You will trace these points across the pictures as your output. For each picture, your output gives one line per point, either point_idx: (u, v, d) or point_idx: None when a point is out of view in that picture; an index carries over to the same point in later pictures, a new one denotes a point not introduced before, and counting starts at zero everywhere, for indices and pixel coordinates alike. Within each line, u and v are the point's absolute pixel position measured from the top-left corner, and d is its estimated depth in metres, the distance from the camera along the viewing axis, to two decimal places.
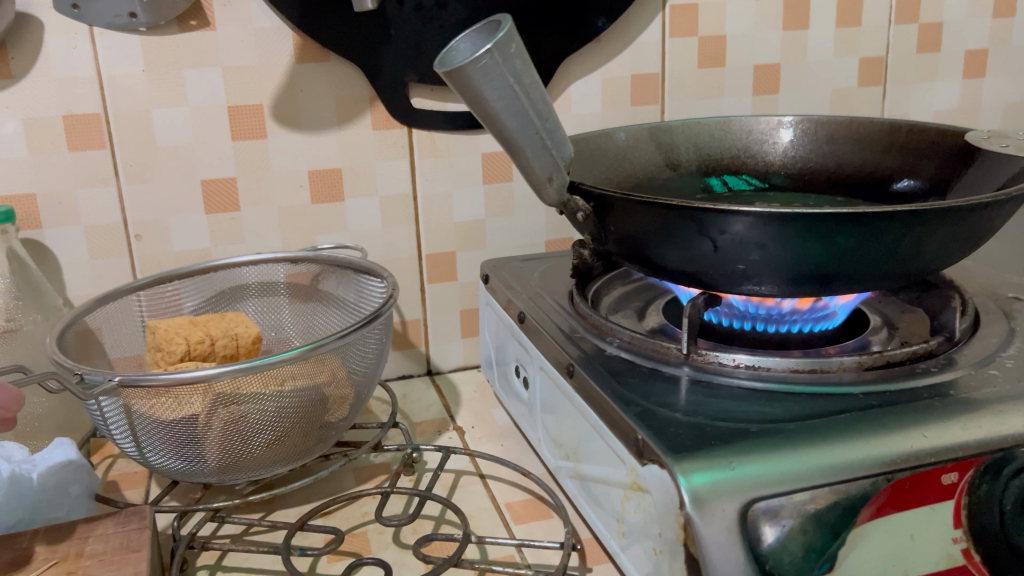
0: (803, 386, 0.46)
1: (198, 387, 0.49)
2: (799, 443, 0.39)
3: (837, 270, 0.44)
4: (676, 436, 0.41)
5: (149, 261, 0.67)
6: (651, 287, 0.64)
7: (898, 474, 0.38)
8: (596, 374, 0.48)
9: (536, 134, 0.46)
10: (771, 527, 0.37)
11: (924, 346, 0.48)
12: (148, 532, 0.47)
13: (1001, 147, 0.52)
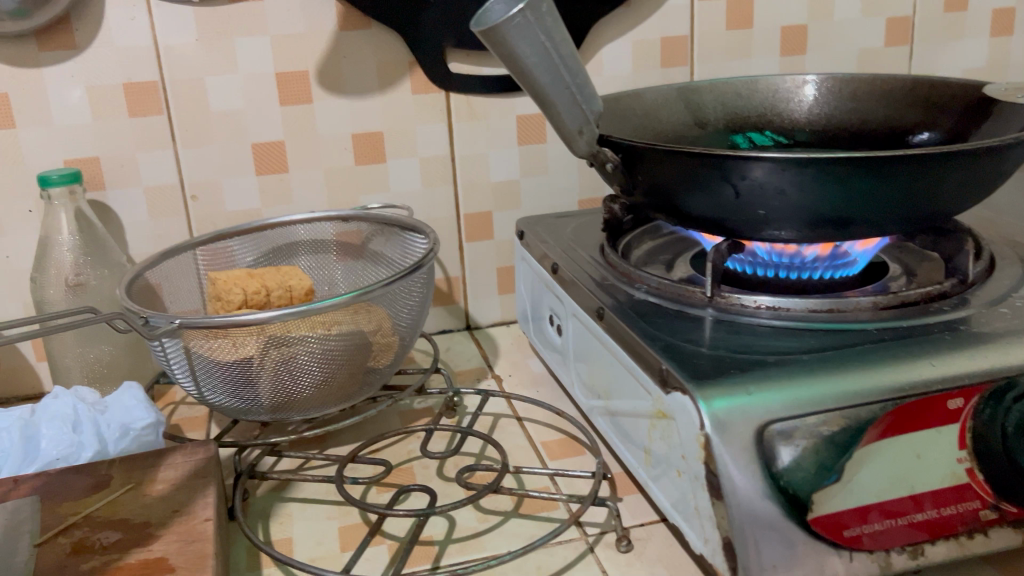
0: (822, 324, 0.49)
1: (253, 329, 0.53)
2: (813, 373, 0.42)
3: (852, 213, 0.47)
4: (698, 367, 0.44)
5: (205, 221, 0.72)
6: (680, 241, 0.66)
7: (906, 399, 0.41)
8: (624, 316, 0.51)
9: (566, 89, 0.49)
10: (785, 447, 0.40)
11: (937, 288, 0.51)
12: (213, 461, 0.51)
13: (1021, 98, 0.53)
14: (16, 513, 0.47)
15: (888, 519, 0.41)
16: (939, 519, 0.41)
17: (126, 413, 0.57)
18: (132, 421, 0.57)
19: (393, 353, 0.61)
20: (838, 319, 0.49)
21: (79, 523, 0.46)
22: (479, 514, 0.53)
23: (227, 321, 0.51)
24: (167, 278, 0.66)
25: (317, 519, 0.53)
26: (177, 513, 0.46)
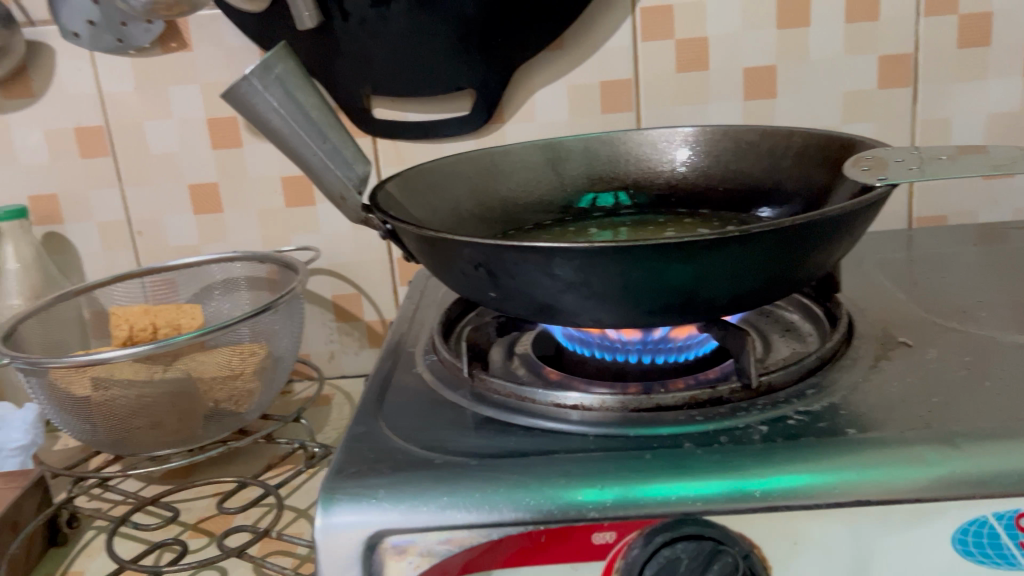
0: (630, 430, 0.42)
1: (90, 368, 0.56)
2: (462, 481, 0.38)
3: (575, 306, 0.42)
4: (360, 459, 0.41)
5: (151, 253, 0.77)
6: None
7: (538, 525, 0.37)
8: (366, 396, 0.49)
9: (315, 154, 0.48)
10: (396, 562, 0.37)
11: (707, 392, 0.44)
12: (19, 492, 0.55)
13: (863, 168, 0.47)
14: None
15: None
16: None
17: (6, 432, 0.63)
18: (6, 441, 0.63)
19: (249, 396, 0.63)
20: (648, 422, 0.43)
21: None
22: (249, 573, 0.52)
23: (72, 361, 0.55)
24: (111, 296, 0.74)
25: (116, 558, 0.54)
26: None
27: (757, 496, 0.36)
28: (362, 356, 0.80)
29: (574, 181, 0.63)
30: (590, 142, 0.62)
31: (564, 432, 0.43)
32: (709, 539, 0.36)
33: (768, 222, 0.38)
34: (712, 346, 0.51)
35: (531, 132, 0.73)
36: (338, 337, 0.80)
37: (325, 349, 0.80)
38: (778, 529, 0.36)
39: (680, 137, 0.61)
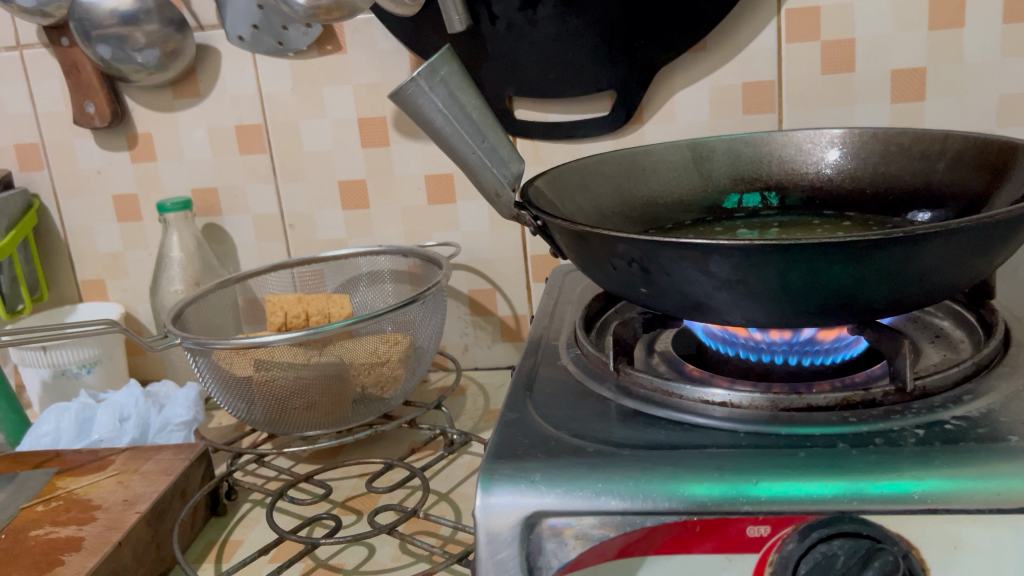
0: (777, 427, 0.42)
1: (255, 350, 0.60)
2: (616, 469, 0.39)
3: (728, 304, 0.42)
4: (514, 444, 0.43)
5: (302, 245, 0.81)
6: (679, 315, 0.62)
7: (692, 515, 0.37)
8: (513, 385, 0.51)
9: (474, 153, 0.50)
10: (551, 544, 0.38)
11: (861, 393, 0.44)
12: (187, 462, 0.60)
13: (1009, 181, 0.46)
14: (29, 480, 0.59)
15: None
16: None
17: (172, 408, 0.68)
18: (173, 416, 0.67)
19: (395, 382, 0.66)
20: (796, 420, 0.43)
21: (58, 496, 0.56)
22: (396, 550, 0.55)
23: (234, 343, 0.59)
24: (264, 285, 0.79)
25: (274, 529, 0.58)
26: (123, 502, 0.55)
27: (916, 498, 0.36)
28: (494, 349, 0.83)
29: (718, 182, 0.63)
30: (734, 144, 0.63)
31: (710, 427, 0.44)
32: (866, 538, 0.36)
33: (932, 224, 0.38)
34: (861, 348, 0.51)
35: (669, 133, 0.74)
36: (472, 331, 0.82)
37: (459, 341, 0.83)
38: (938, 534, 0.36)
39: (830, 138, 0.61)
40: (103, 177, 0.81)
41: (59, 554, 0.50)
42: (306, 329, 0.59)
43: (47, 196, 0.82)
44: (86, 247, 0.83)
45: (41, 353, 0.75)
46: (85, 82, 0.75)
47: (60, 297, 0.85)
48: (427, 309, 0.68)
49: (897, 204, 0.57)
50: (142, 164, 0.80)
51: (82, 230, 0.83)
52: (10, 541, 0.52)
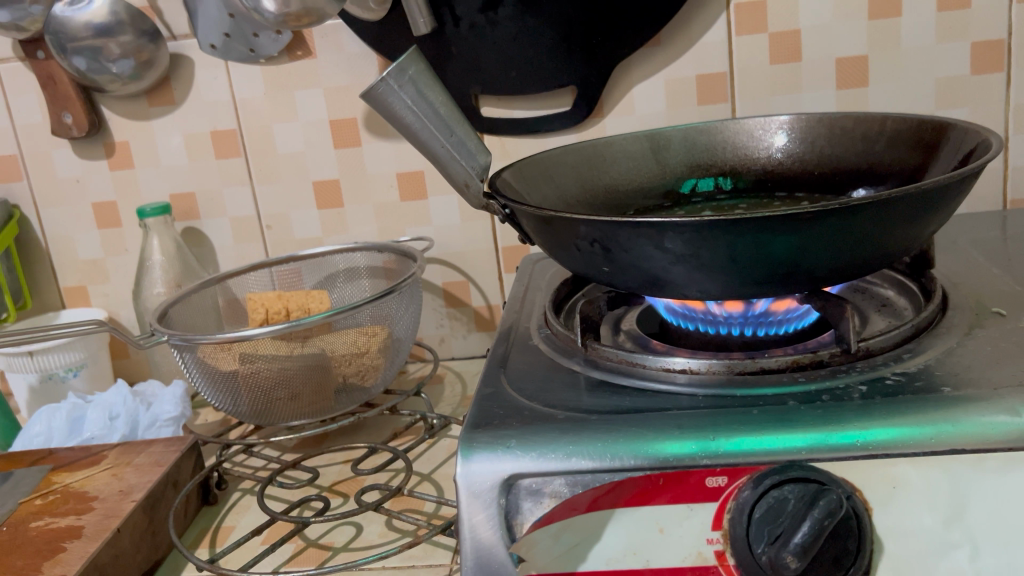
0: (734, 389, 0.46)
1: (239, 344, 0.62)
2: (585, 432, 0.43)
3: (684, 277, 0.46)
4: (490, 415, 0.46)
5: (279, 245, 0.84)
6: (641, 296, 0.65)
7: (656, 470, 0.41)
8: (488, 364, 0.54)
9: (443, 147, 0.53)
10: (528, 503, 0.41)
11: (810, 355, 0.47)
12: (178, 453, 0.62)
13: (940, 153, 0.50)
14: (26, 477, 0.61)
15: None
16: None
17: (160, 405, 0.70)
18: (161, 412, 0.70)
19: (375, 370, 0.69)
20: (751, 383, 0.46)
21: (55, 490, 0.59)
22: (382, 528, 0.58)
23: (218, 338, 0.61)
24: (244, 285, 0.81)
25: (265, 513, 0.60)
26: (119, 493, 0.57)
27: (859, 446, 0.40)
28: (470, 339, 0.86)
29: (675, 168, 0.67)
30: (690, 132, 0.66)
31: (672, 391, 0.47)
32: (814, 482, 0.39)
33: (865, 196, 0.42)
34: (813, 317, 0.54)
35: (629, 125, 0.77)
36: (447, 323, 0.85)
37: (436, 333, 0.86)
38: (879, 476, 0.39)
39: (780, 123, 0.65)
40: (82, 185, 0.83)
41: (61, 542, 0.52)
42: (287, 322, 0.61)
43: (27, 206, 0.84)
44: (67, 255, 0.85)
45: (28, 359, 0.77)
46: (62, 93, 0.77)
47: (43, 305, 0.87)
48: (404, 300, 0.70)
49: (842, 182, 0.61)
50: (121, 172, 0.82)
51: (63, 238, 0.85)
52: (13, 532, 0.54)
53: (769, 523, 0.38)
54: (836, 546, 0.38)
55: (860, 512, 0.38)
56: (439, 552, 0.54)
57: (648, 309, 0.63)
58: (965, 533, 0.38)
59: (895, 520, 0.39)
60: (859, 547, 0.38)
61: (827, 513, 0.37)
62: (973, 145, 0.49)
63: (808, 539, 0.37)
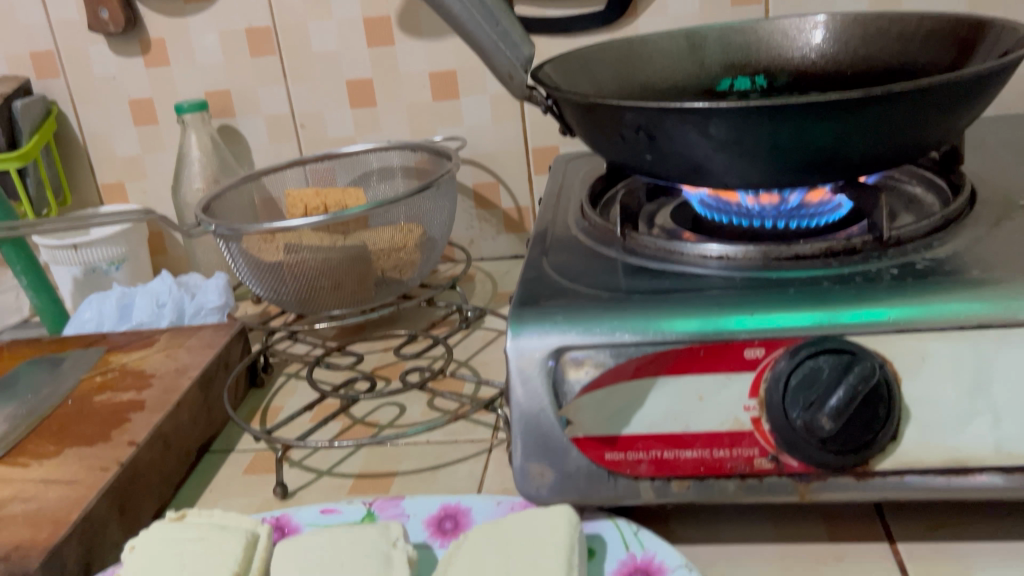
0: (769, 272, 0.48)
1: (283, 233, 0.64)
2: (628, 310, 0.45)
3: (725, 165, 0.48)
4: (536, 295, 0.49)
5: (313, 144, 0.85)
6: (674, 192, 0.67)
7: (698, 341, 0.43)
8: (529, 252, 0.56)
9: (489, 37, 0.54)
10: (575, 374, 0.44)
11: (842, 242, 0.49)
12: (227, 337, 0.65)
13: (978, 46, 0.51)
14: (84, 357, 0.64)
15: (655, 451, 0.43)
16: (711, 460, 0.42)
17: (204, 295, 0.73)
18: (206, 301, 0.73)
19: (412, 264, 0.72)
20: (786, 267, 0.48)
21: (113, 368, 0.62)
22: (424, 408, 0.61)
23: (264, 227, 0.63)
24: (280, 183, 0.83)
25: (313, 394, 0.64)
26: (174, 371, 0.60)
27: (890, 321, 0.42)
28: (499, 240, 0.88)
29: (711, 67, 0.68)
30: (726, 30, 0.67)
31: (708, 275, 0.49)
32: (847, 353, 0.41)
33: (906, 83, 0.43)
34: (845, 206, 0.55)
35: (662, 26, 0.77)
36: (478, 224, 0.87)
37: (466, 234, 0.88)
38: (907, 349, 0.41)
39: (819, 21, 0.66)
40: (118, 82, 0.84)
41: (125, 413, 0.55)
42: (330, 213, 0.63)
43: (65, 102, 0.85)
44: (105, 152, 0.87)
45: (72, 252, 0.80)
46: None
47: (83, 201, 0.90)
48: (439, 195, 0.72)
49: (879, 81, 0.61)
50: (157, 69, 0.83)
51: (100, 134, 0.86)
52: (79, 406, 0.57)
53: (804, 390, 0.40)
54: (868, 411, 0.40)
55: (890, 381, 0.40)
56: (479, 428, 0.59)
57: (683, 203, 0.65)
58: (987, 404, 0.40)
59: (921, 390, 0.41)
60: (889, 411, 0.40)
61: (861, 378, 0.40)
62: (1011, 40, 0.50)
63: (843, 402, 0.39)
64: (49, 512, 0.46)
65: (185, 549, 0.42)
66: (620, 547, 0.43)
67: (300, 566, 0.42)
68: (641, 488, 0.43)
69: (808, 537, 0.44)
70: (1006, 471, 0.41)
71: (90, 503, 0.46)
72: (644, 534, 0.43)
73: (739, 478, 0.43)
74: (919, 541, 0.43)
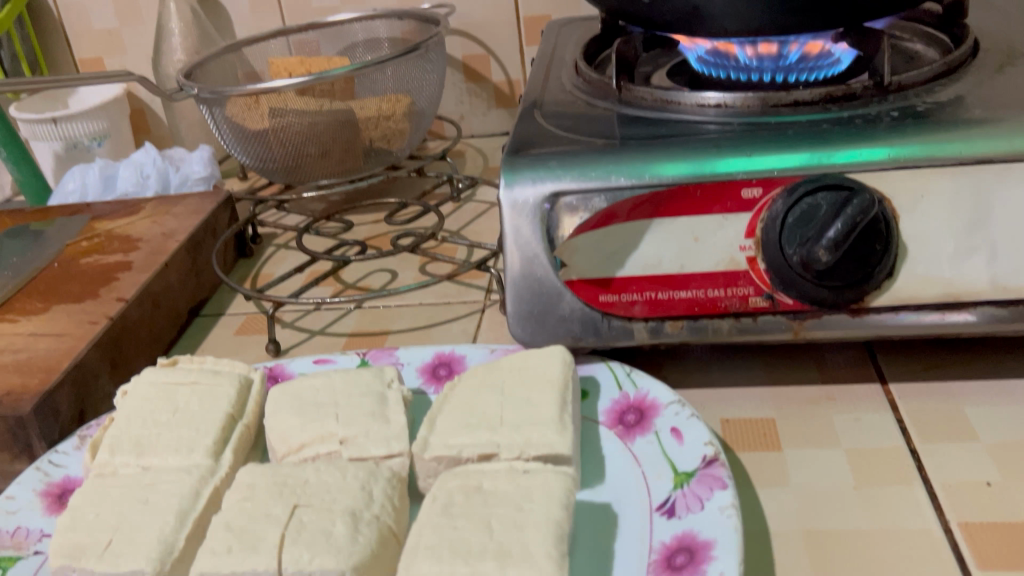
0: (767, 118, 0.47)
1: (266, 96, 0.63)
2: (624, 153, 0.43)
3: (724, 5, 0.46)
4: (530, 144, 0.47)
5: (296, 15, 0.83)
6: (670, 53, 0.65)
7: (694, 181, 0.41)
8: (521, 107, 0.55)
9: None
10: (570, 219, 0.43)
11: (842, 88, 0.48)
12: (214, 203, 0.64)
13: None
14: (69, 224, 0.63)
15: (649, 292, 0.43)
16: (705, 300, 0.42)
17: (189, 167, 0.72)
18: (191, 173, 0.71)
19: (401, 133, 0.70)
20: (785, 113, 0.47)
21: (99, 234, 0.61)
22: (415, 272, 0.61)
23: (247, 89, 0.61)
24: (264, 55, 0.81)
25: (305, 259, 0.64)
26: (162, 235, 0.59)
27: (888, 160, 0.40)
28: (489, 116, 0.86)
29: None
30: None
31: (704, 122, 0.48)
32: (847, 189, 0.40)
33: None
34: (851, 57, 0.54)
35: None
36: (467, 99, 0.86)
37: (455, 110, 0.86)
38: (906, 185, 0.40)
39: None
40: None
41: (113, 273, 0.55)
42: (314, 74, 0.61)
43: None
44: (81, 24, 0.84)
45: (52, 126, 0.78)
46: None
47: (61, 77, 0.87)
48: (428, 61, 0.70)
49: None
50: None
51: (75, 5, 0.83)
52: (66, 268, 0.56)
53: (802, 227, 0.39)
54: (865, 245, 0.39)
55: (889, 218, 0.40)
56: (473, 291, 0.58)
57: (681, 64, 0.63)
58: (986, 238, 0.40)
59: (918, 226, 0.40)
60: (886, 248, 0.40)
61: (860, 211, 0.38)
62: None
63: (841, 234, 0.38)
64: (39, 361, 0.46)
65: (178, 393, 0.42)
66: (613, 387, 0.43)
67: (295, 403, 0.41)
68: (634, 329, 0.44)
69: (800, 380, 0.45)
70: (1000, 305, 0.41)
71: (81, 353, 0.46)
72: (637, 375, 0.43)
73: (733, 317, 0.43)
74: (909, 381, 0.44)
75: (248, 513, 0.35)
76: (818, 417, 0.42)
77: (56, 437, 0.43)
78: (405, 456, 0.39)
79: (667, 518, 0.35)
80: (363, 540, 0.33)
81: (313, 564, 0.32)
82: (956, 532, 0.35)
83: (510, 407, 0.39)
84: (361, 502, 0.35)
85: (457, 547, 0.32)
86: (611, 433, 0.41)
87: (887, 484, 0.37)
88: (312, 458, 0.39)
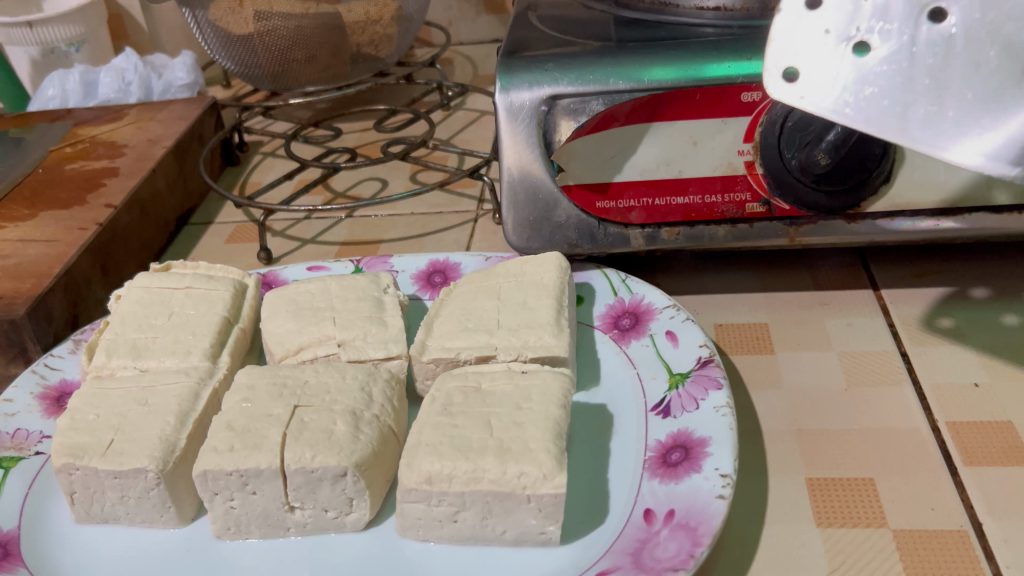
0: (767, 20, 0.45)
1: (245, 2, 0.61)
2: (623, 55, 0.42)
3: None
4: (525, 46, 0.46)
5: None
6: None
7: (694, 84, 0.40)
8: (515, 10, 0.54)
9: None
10: (568, 123, 0.42)
11: None
12: (199, 110, 0.63)
13: None
14: (51, 130, 0.62)
15: (646, 199, 0.43)
16: (702, 206, 0.42)
17: (172, 73, 0.70)
18: (174, 79, 0.69)
19: (390, 40, 0.68)
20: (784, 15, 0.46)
21: (83, 140, 0.60)
22: (406, 182, 0.60)
23: None
24: None
25: (294, 167, 0.63)
26: (147, 141, 0.58)
27: None
28: (479, 22, 0.84)
29: None
30: None
31: (699, 24, 0.47)
32: None
33: None
34: None
35: None
36: (456, 5, 0.83)
37: (444, 16, 0.84)
38: None
39: None
40: None
41: (100, 180, 0.54)
42: None
43: None
44: None
45: (29, 31, 0.75)
46: None
47: None
48: None
49: None
50: None
51: None
52: (50, 175, 0.55)
53: (801, 131, 0.39)
54: (864, 150, 0.38)
55: None
56: (465, 201, 0.58)
57: None
58: None
59: None
60: (885, 153, 0.39)
61: None
62: None
63: (840, 137, 0.36)
64: (30, 266, 0.45)
65: (173, 297, 0.42)
66: (609, 292, 0.44)
67: (292, 307, 0.41)
68: (631, 235, 0.44)
69: (795, 286, 0.45)
70: (996, 210, 0.41)
71: (71, 259, 0.45)
72: (632, 281, 0.43)
73: (730, 223, 0.43)
74: (901, 287, 0.44)
75: (248, 413, 0.35)
76: (811, 322, 0.43)
77: (50, 340, 0.43)
78: (403, 359, 0.39)
79: (662, 418, 0.36)
80: (364, 438, 0.34)
81: (315, 461, 0.32)
82: (944, 431, 0.35)
83: (506, 312, 0.40)
84: (361, 403, 0.36)
85: (458, 444, 0.33)
86: (606, 338, 0.42)
87: (878, 385, 0.38)
88: (311, 360, 0.39)
